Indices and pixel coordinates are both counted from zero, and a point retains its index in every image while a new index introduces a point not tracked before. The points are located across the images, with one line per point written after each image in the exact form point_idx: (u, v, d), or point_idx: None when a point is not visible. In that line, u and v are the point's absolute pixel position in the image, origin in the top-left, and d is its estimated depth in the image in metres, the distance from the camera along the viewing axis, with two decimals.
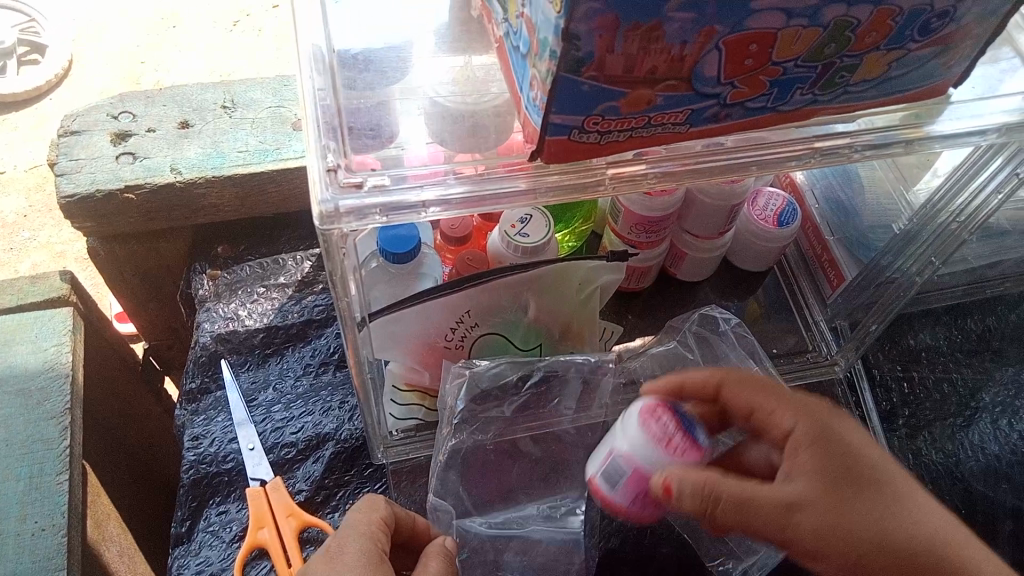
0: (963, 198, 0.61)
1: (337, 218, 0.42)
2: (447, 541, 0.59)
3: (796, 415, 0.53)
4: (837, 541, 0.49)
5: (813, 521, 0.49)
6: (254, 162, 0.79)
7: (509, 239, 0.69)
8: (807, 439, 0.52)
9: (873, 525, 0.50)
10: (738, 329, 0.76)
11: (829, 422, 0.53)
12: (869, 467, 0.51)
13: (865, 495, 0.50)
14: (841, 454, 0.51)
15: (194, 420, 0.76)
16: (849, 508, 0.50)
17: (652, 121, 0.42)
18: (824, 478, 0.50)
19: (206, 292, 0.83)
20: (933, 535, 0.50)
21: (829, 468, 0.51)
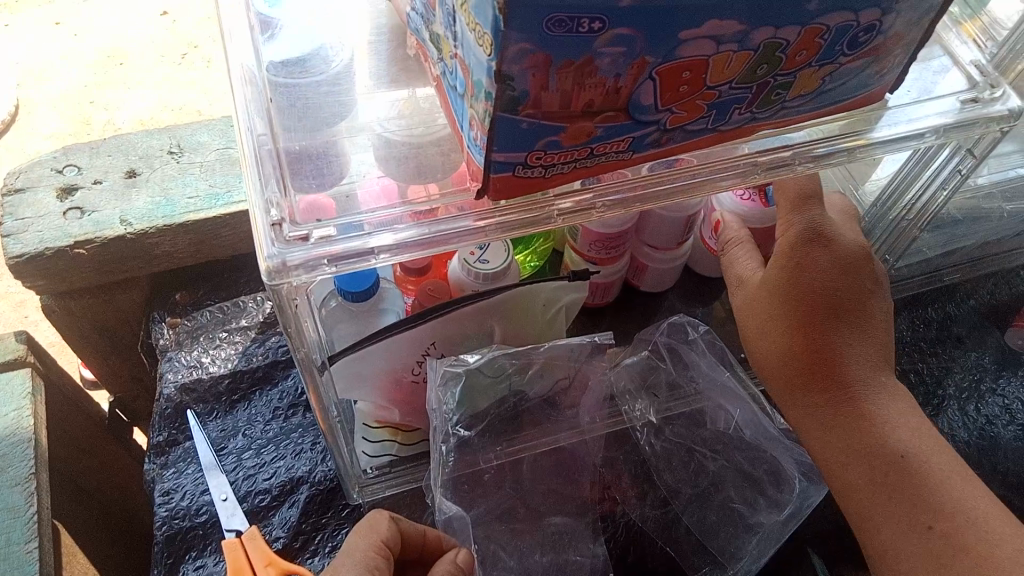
0: (912, 195, 0.62)
1: (285, 272, 0.42)
2: (459, 556, 0.58)
3: (793, 223, 0.60)
4: (762, 332, 0.62)
5: (744, 299, 0.64)
6: (206, 208, 0.78)
7: (469, 266, 0.69)
8: (798, 244, 0.60)
9: (814, 342, 0.59)
10: (709, 337, 0.76)
11: (822, 250, 0.59)
12: (821, 295, 0.59)
13: (805, 323, 0.60)
14: (795, 277, 0.60)
15: (164, 474, 0.74)
16: (784, 318, 0.60)
17: (594, 151, 0.42)
18: (772, 290, 0.61)
19: (167, 341, 0.82)
20: (852, 368, 0.59)
21: (781, 277, 0.60)
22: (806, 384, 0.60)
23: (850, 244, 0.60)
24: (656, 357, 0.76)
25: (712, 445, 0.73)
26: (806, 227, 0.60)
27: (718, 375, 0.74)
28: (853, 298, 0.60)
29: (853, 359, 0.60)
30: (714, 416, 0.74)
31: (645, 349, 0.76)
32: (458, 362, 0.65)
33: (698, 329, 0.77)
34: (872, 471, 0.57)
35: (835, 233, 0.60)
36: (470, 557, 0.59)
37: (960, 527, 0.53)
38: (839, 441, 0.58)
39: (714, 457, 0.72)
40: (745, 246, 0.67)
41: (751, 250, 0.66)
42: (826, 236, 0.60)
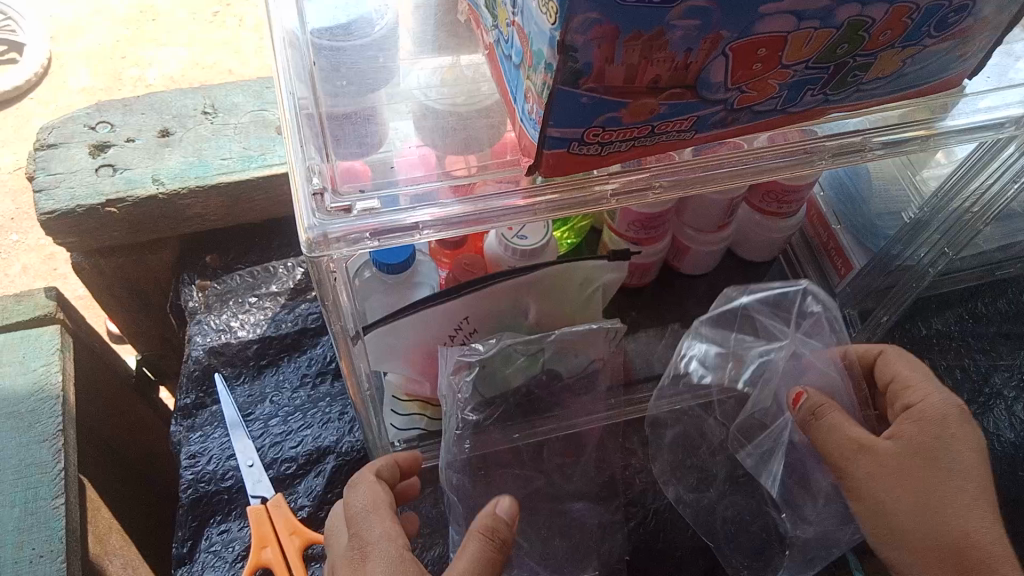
0: (979, 184, 0.60)
1: (325, 245, 0.41)
2: (501, 507, 0.53)
3: (925, 394, 0.58)
4: (888, 493, 0.56)
5: (873, 463, 0.57)
6: (239, 170, 0.77)
7: (507, 241, 0.67)
8: (918, 415, 0.57)
9: (951, 524, 0.54)
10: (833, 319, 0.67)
11: (961, 421, 0.57)
12: (968, 469, 0.56)
13: (941, 487, 0.55)
14: (918, 444, 0.56)
15: (191, 437, 0.73)
16: (935, 484, 0.55)
17: (655, 130, 0.40)
18: (902, 458, 0.56)
19: (197, 304, 0.81)
20: (990, 549, 0.54)
21: (930, 442, 0.56)
22: (944, 557, 0.54)
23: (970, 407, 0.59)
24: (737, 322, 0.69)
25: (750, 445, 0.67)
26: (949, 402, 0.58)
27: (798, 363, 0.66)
28: (984, 475, 0.56)
29: (995, 537, 0.54)
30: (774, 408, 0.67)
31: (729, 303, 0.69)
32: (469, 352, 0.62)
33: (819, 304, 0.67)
34: None
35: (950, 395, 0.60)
36: (516, 508, 0.53)
37: None
38: None
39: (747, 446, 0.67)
40: (846, 416, 0.59)
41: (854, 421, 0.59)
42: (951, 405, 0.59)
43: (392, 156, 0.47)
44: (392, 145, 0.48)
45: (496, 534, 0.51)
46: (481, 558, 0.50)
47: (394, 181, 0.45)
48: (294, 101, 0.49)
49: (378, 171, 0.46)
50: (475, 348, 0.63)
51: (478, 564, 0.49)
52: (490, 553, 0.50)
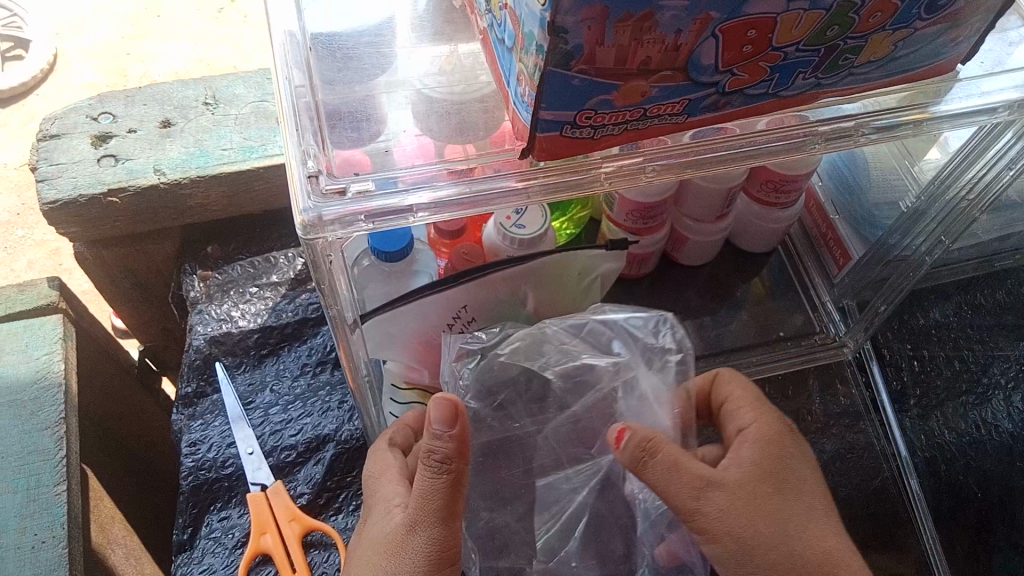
0: (975, 172, 0.60)
1: (321, 227, 0.42)
2: (433, 415, 0.51)
3: (756, 418, 0.59)
4: (743, 524, 0.54)
5: (723, 495, 0.54)
6: (240, 160, 0.77)
7: (504, 230, 0.68)
8: (751, 438, 0.58)
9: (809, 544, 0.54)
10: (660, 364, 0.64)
11: (774, 443, 0.58)
12: (801, 483, 0.57)
13: (786, 505, 0.55)
14: (764, 469, 0.56)
15: (191, 426, 0.74)
16: (798, 504, 0.56)
17: (647, 113, 0.40)
18: (764, 484, 0.55)
19: (198, 294, 0.81)
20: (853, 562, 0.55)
21: (772, 463, 0.57)
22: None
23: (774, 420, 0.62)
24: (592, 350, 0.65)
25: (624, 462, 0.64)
26: (771, 423, 0.59)
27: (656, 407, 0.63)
28: (793, 483, 0.56)
29: (836, 544, 0.55)
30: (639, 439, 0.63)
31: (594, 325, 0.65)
32: (473, 338, 0.63)
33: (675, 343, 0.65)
34: None
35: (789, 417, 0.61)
36: (451, 409, 0.51)
37: None
38: None
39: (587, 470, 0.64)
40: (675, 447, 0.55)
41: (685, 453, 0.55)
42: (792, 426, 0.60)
43: (390, 145, 0.47)
44: (391, 133, 0.48)
45: (434, 453, 0.50)
46: (427, 483, 0.51)
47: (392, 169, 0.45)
48: (292, 93, 0.49)
49: (375, 162, 0.45)
50: (479, 337, 0.63)
51: (426, 490, 0.51)
52: (435, 477, 0.51)
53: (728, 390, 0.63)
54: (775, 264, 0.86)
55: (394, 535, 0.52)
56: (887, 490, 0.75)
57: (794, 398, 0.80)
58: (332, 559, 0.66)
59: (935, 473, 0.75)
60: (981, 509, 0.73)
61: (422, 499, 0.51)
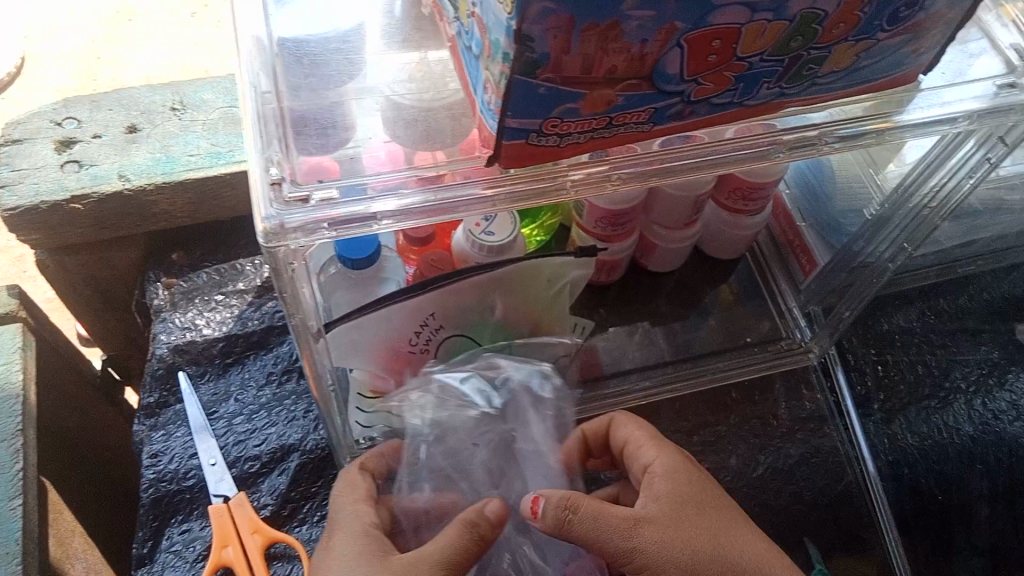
0: (937, 180, 0.60)
1: (282, 234, 0.41)
2: (490, 506, 0.54)
3: (661, 448, 0.59)
4: (680, 554, 0.53)
5: (653, 532, 0.53)
6: (207, 166, 0.76)
7: (473, 237, 0.68)
8: (662, 470, 0.57)
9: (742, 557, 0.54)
10: (543, 411, 0.66)
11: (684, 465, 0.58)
12: (716, 501, 0.57)
13: (712, 523, 0.55)
14: (683, 495, 0.56)
15: (153, 436, 0.73)
16: (718, 527, 0.55)
17: (613, 121, 0.40)
18: (683, 510, 0.55)
19: (162, 301, 0.80)
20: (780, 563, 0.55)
21: (685, 491, 0.56)
22: None
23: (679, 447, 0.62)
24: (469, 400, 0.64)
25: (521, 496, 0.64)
26: (674, 453, 0.59)
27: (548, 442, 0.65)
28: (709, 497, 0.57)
29: (763, 551, 0.55)
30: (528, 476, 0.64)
31: (472, 374, 0.65)
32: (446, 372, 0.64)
33: (548, 389, 0.66)
34: None
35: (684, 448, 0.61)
36: (505, 508, 0.54)
37: None
38: None
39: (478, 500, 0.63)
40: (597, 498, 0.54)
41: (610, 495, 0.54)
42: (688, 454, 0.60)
43: (358, 152, 0.46)
44: (359, 139, 0.47)
45: (476, 528, 0.53)
46: (453, 544, 0.52)
47: (361, 177, 0.44)
48: (256, 99, 0.48)
49: (345, 168, 0.45)
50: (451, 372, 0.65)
51: (450, 551, 0.52)
52: (465, 542, 0.52)
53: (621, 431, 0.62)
54: (743, 269, 0.86)
55: (382, 560, 0.52)
56: (851, 492, 0.74)
57: (760, 400, 0.79)
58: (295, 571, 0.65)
59: (897, 475, 0.75)
60: (943, 512, 0.74)
61: (444, 554, 0.51)
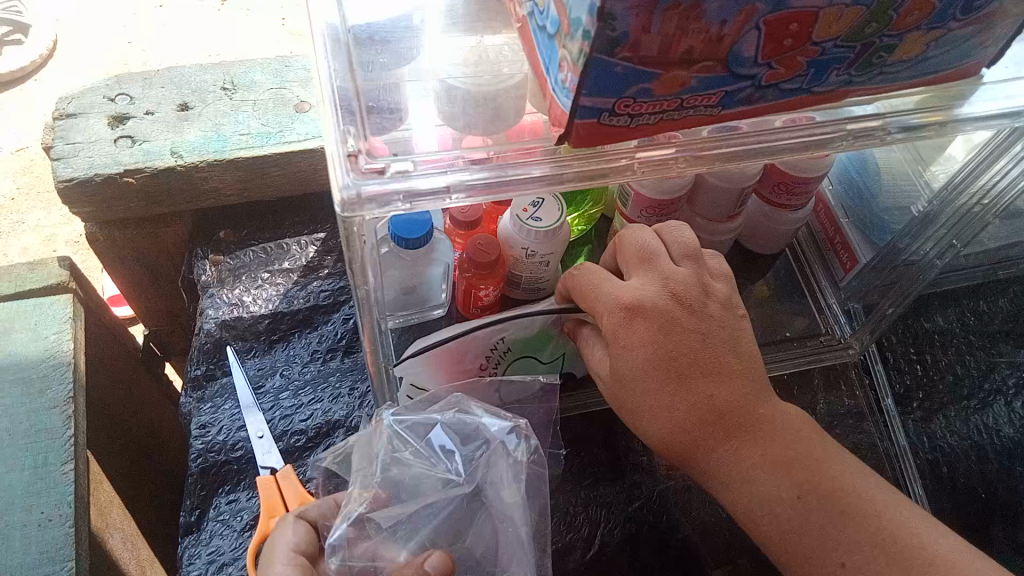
0: (988, 178, 0.60)
1: (358, 205, 0.42)
2: (430, 561, 0.52)
3: (602, 305, 0.56)
4: (626, 414, 0.57)
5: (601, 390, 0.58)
6: (258, 145, 0.77)
7: (520, 223, 0.70)
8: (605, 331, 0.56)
9: (697, 403, 0.55)
10: (516, 474, 0.61)
11: (640, 316, 0.55)
12: (668, 347, 0.55)
13: (667, 382, 0.55)
14: (622, 356, 0.55)
15: (201, 408, 0.74)
16: (638, 394, 0.56)
17: (684, 103, 0.41)
18: (616, 372, 0.56)
19: (209, 278, 0.82)
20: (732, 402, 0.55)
21: (629, 348, 0.55)
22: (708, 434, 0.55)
23: (648, 292, 0.55)
24: (427, 458, 0.62)
25: (488, 545, 0.61)
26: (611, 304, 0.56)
27: (516, 494, 0.60)
28: (665, 353, 0.55)
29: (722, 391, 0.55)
30: (493, 516, 0.61)
31: (438, 430, 0.62)
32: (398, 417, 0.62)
33: (527, 453, 0.62)
34: (819, 526, 0.52)
35: (641, 292, 0.55)
36: (447, 563, 0.52)
37: (893, 518, 0.51)
38: (783, 509, 0.53)
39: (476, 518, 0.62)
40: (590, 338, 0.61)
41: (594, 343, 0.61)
42: (639, 301, 0.55)
43: (410, 135, 0.48)
44: (411, 124, 0.49)
45: None
46: None
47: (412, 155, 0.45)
48: (331, 71, 0.48)
49: (389, 148, 0.46)
50: (400, 418, 0.62)
51: None
52: None
53: (591, 276, 0.58)
54: (780, 266, 0.86)
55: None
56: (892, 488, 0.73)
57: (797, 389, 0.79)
58: None
59: (937, 473, 0.75)
60: (985, 510, 0.74)
61: None
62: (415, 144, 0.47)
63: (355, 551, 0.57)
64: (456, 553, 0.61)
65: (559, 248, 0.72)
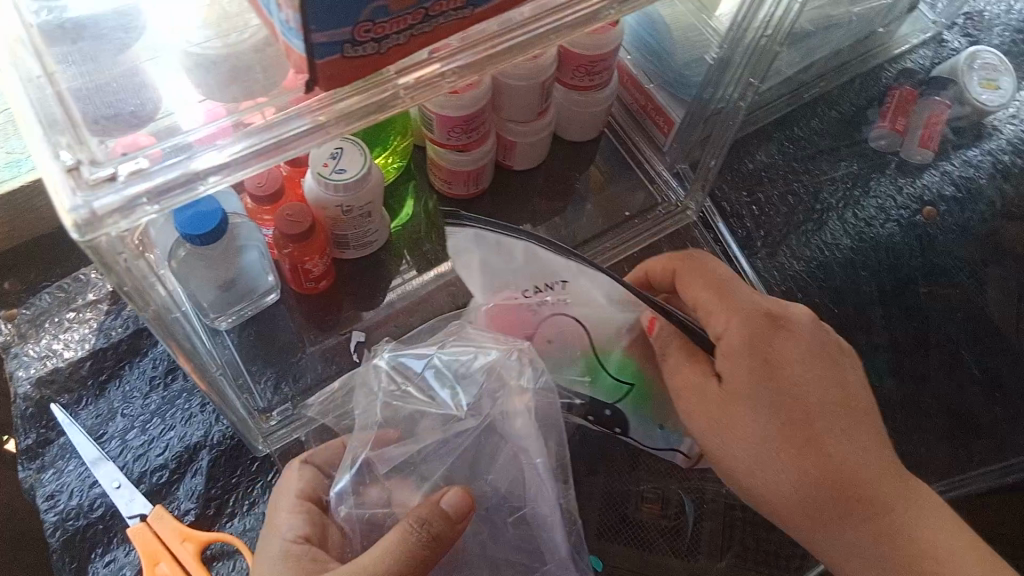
0: (764, 11, 0.60)
1: (98, 223, 0.36)
2: (446, 499, 0.50)
3: (736, 317, 0.55)
4: (742, 451, 0.54)
5: (710, 418, 0.55)
6: (7, 178, 0.68)
7: (325, 180, 0.64)
8: (728, 346, 0.55)
9: (827, 453, 0.53)
10: (526, 406, 0.57)
11: (783, 331, 0.55)
12: (800, 381, 0.54)
13: (802, 427, 0.53)
14: (762, 378, 0.54)
15: (43, 478, 0.66)
16: (765, 428, 0.53)
17: (428, 12, 0.37)
18: (741, 394, 0.54)
19: (9, 336, 0.72)
20: (857, 459, 0.54)
21: (762, 371, 0.54)
22: (831, 492, 0.53)
23: (794, 313, 0.57)
24: (426, 391, 0.59)
25: (511, 480, 0.58)
26: (750, 315, 0.55)
27: (527, 421, 0.57)
28: (804, 392, 0.54)
29: (854, 446, 0.54)
30: (513, 448, 0.58)
31: (432, 363, 0.60)
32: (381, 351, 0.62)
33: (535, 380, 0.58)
34: None
35: (781, 307, 0.57)
36: (464, 501, 0.51)
37: None
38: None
39: (495, 451, 0.58)
40: (675, 350, 0.58)
41: (680, 358, 0.57)
42: (780, 316, 0.56)
43: (174, 121, 0.41)
44: (170, 108, 0.41)
45: (428, 525, 0.49)
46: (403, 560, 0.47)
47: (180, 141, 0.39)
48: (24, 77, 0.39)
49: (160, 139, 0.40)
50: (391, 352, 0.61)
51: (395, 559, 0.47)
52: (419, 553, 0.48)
53: (712, 266, 0.59)
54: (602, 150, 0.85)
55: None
56: None
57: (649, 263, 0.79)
58: (239, 565, 0.62)
59: (792, 300, 0.78)
60: (842, 320, 0.77)
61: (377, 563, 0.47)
62: (179, 127, 0.40)
63: (364, 497, 0.56)
64: (474, 487, 0.58)
65: (376, 196, 0.68)
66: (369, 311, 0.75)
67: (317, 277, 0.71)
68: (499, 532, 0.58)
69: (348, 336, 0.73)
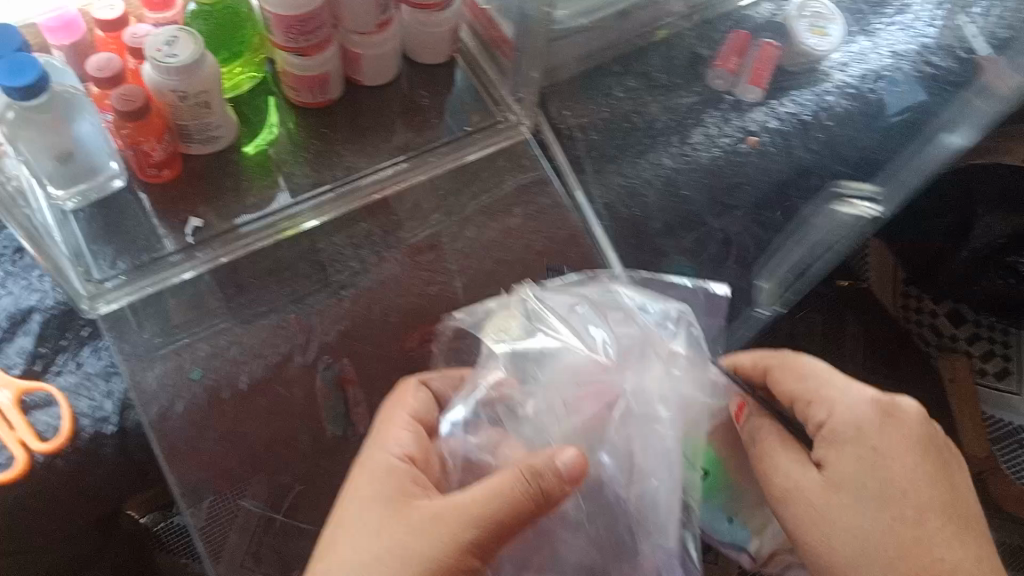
0: None
1: None
2: (563, 457, 0.52)
3: (844, 405, 0.55)
4: (830, 526, 0.53)
5: (798, 505, 0.55)
6: None
7: (158, 64, 0.69)
8: (835, 433, 0.55)
9: (911, 541, 0.51)
10: (669, 369, 0.62)
11: (891, 424, 0.54)
12: (909, 496, 0.52)
13: (884, 504, 0.52)
14: (858, 466, 0.53)
15: None
16: (861, 508, 0.53)
17: None
18: (836, 488, 0.53)
19: None
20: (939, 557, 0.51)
21: (866, 464, 0.53)
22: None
23: (907, 408, 0.55)
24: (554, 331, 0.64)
25: (620, 450, 0.59)
26: (862, 408, 0.55)
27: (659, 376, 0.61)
28: (899, 478, 0.53)
29: (944, 534, 0.52)
30: (650, 420, 0.60)
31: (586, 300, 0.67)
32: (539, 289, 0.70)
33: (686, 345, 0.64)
34: None
35: (898, 405, 0.55)
36: (580, 462, 0.52)
37: None
38: None
39: (648, 433, 0.59)
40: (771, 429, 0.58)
41: (784, 449, 0.57)
42: (895, 410, 0.54)
43: None
44: None
45: (538, 477, 0.51)
46: (507, 495, 0.50)
47: None
48: None
49: None
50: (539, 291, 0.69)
51: (504, 501, 0.50)
52: (518, 489, 0.50)
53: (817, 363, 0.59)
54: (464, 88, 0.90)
55: (410, 504, 0.52)
56: (575, 233, 0.84)
57: (487, 177, 0.87)
58: (54, 412, 0.69)
59: (611, 210, 0.86)
60: (652, 227, 0.86)
61: (481, 503, 0.50)
62: None
63: (477, 439, 0.59)
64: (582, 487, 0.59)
65: (213, 86, 0.74)
66: (211, 202, 0.79)
67: (160, 163, 0.76)
68: (605, 504, 0.59)
69: (183, 224, 0.78)
